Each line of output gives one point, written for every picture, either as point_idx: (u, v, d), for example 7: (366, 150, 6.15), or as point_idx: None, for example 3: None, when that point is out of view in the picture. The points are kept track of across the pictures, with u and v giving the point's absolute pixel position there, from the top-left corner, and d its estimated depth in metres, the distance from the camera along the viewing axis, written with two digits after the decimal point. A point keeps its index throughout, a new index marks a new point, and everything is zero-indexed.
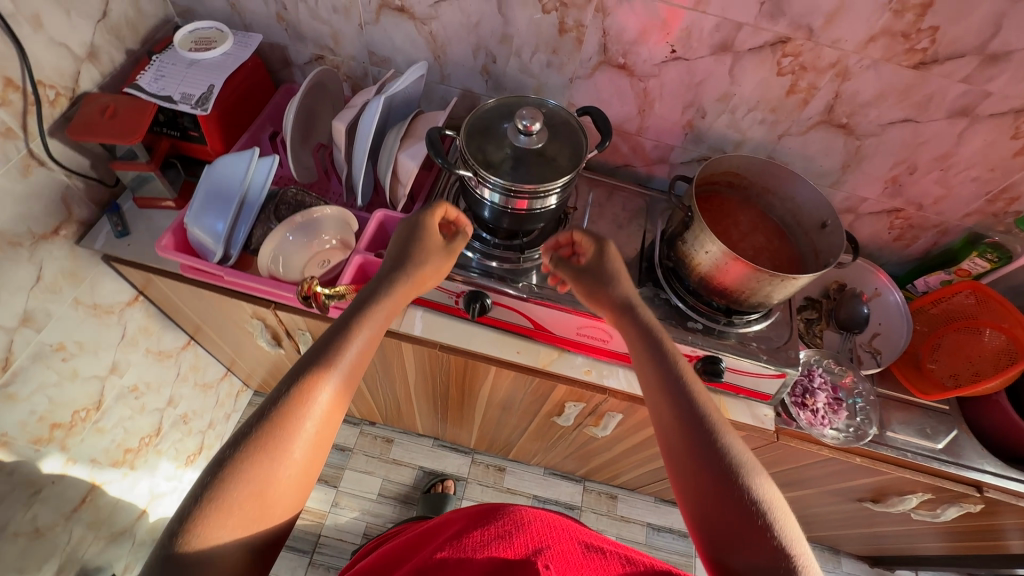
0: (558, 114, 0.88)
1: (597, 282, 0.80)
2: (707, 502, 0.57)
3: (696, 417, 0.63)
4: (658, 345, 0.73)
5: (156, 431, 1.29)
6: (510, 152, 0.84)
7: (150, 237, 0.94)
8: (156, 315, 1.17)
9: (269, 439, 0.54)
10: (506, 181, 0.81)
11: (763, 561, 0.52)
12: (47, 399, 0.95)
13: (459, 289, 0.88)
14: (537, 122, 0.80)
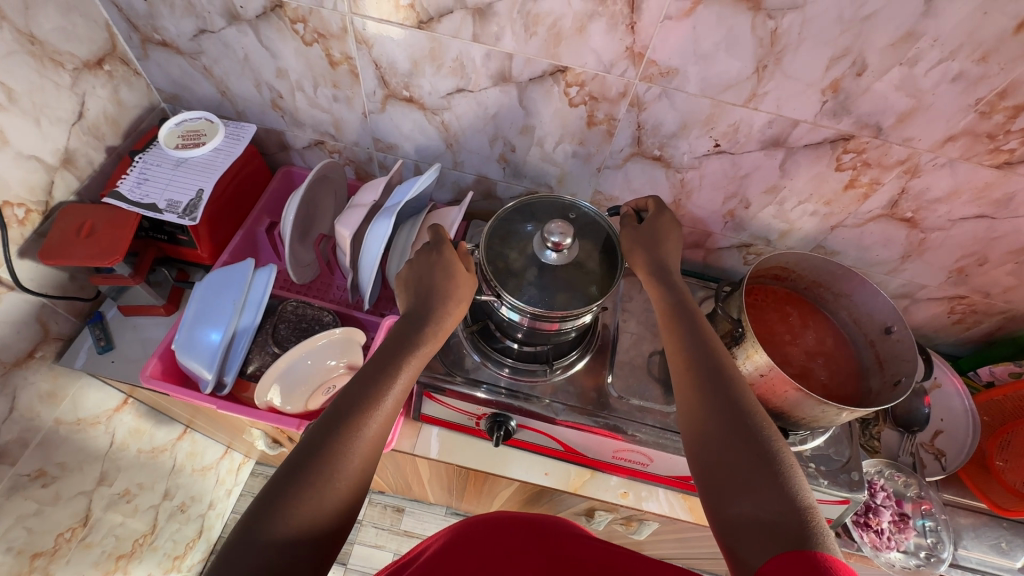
0: (590, 217, 0.80)
1: (647, 240, 0.77)
2: (716, 464, 0.55)
3: (716, 375, 0.62)
4: (689, 313, 0.70)
5: (151, 528, 1.19)
6: (534, 261, 0.75)
7: (137, 350, 0.85)
8: (147, 413, 1.08)
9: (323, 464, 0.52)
10: (534, 298, 0.71)
11: (768, 512, 0.49)
12: (26, 530, 0.86)
13: (481, 411, 0.80)
14: (568, 236, 0.71)
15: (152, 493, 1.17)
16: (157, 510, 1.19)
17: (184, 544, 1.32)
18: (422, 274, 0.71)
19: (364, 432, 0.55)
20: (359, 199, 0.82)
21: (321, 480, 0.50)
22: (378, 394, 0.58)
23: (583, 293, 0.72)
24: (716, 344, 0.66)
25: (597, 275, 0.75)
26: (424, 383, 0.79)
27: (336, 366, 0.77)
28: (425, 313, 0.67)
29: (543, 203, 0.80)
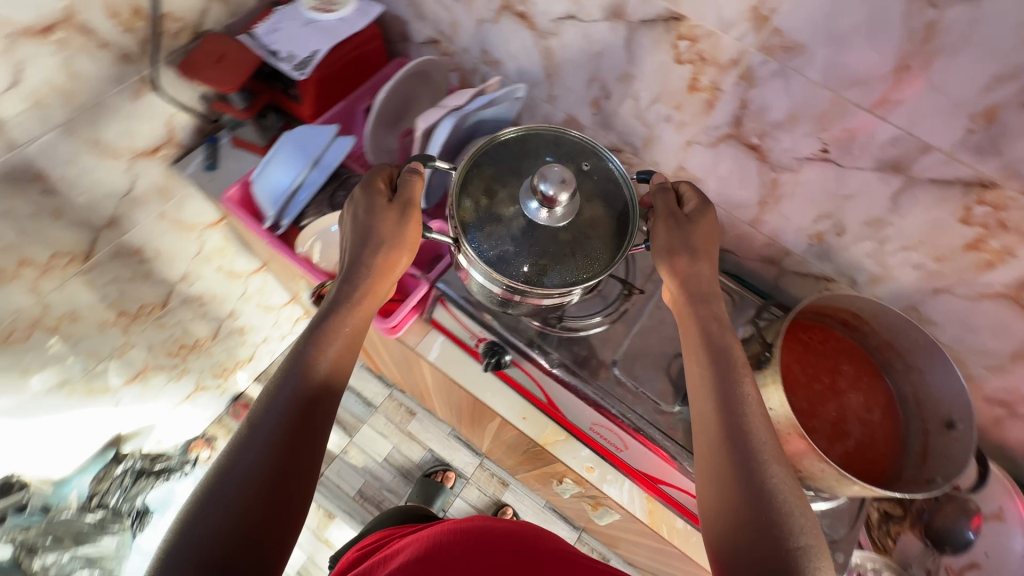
0: (609, 179, 0.70)
1: (682, 235, 0.65)
2: (732, 550, 0.48)
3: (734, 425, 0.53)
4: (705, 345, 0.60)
5: (213, 335, 1.39)
6: (521, 212, 0.66)
7: (233, 178, 0.98)
8: (235, 239, 1.25)
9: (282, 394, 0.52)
10: (504, 252, 0.64)
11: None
12: (118, 290, 1.06)
13: (481, 335, 0.82)
14: (564, 194, 0.61)
15: (221, 307, 1.36)
16: (220, 323, 1.39)
17: (234, 361, 1.50)
18: (369, 216, 0.65)
19: (315, 364, 0.55)
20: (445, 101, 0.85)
21: (258, 445, 0.48)
22: (325, 331, 0.58)
23: (569, 269, 0.64)
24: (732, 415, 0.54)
25: (597, 247, 0.66)
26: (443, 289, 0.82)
27: None
28: (373, 244, 0.64)
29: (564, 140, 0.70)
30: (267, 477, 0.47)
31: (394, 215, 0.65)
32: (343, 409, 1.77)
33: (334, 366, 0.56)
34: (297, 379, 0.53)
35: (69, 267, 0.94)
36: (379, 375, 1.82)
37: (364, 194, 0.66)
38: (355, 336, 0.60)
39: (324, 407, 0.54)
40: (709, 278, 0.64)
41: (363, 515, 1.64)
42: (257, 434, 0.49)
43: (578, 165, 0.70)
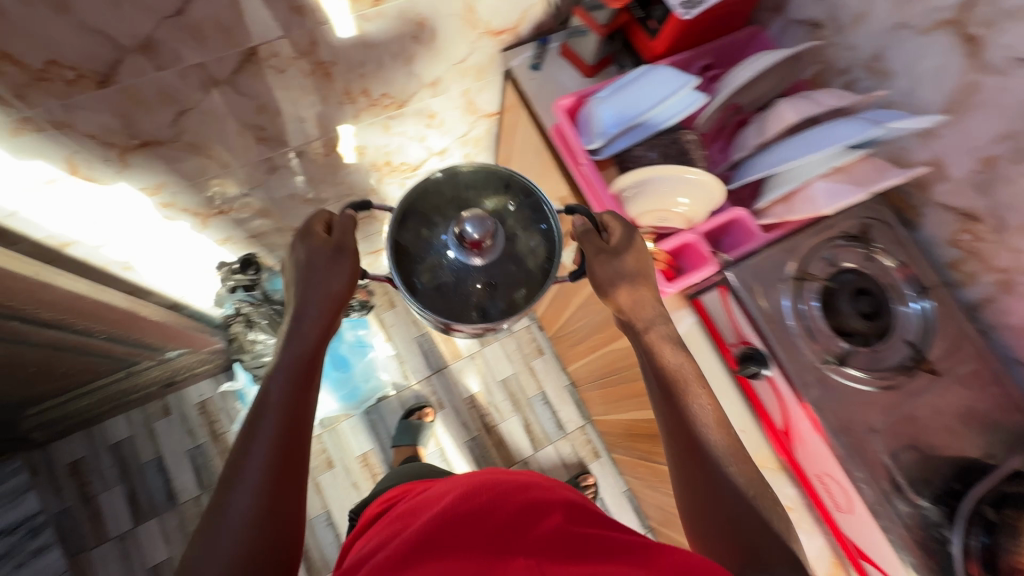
0: (534, 210, 0.73)
1: (619, 267, 0.74)
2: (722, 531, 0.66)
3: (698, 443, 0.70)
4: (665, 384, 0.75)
5: None
6: (446, 253, 0.70)
7: (550, 86, 1.00)
8: (491, 135, 1.29)
9: (257, 410, 0.71)
10: (449, 285, 0.70)
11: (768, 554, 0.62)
12: (398, 143, 1.14)
13: (746, 338, 0.80)
14: (483, 233, 0.65)
15: None
16: None
17: None
18: (314, 254, 0.74)
19: (286, 364, 0.74)
20: (821, 100, 0.80)
21: (237, 493, 0.65)
22: (286, 343, 0.75)
23: (505, 294, 0.70)
24: (695, 433, 0.71)
25: (534, 274, 0.71)
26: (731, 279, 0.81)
27: (681, 205, 0.81)
28: (305, 272, 0.75)
29: (464, 180, 0.73)
30: (280, 440, 0.69)
31: (331, 259, 0.75)
32: None
33: (292, 401, 0.72)
34: (271, 416, 0.70)
35: (385, 109, 1.02)
36: None
37: (306, 242, 0.75)
38: (314, 358, 0.75)
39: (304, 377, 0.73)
40: (648, 302, 0.76)
41: (467, 418, 1.76)
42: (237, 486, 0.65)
43: (505, 208, 0.73)
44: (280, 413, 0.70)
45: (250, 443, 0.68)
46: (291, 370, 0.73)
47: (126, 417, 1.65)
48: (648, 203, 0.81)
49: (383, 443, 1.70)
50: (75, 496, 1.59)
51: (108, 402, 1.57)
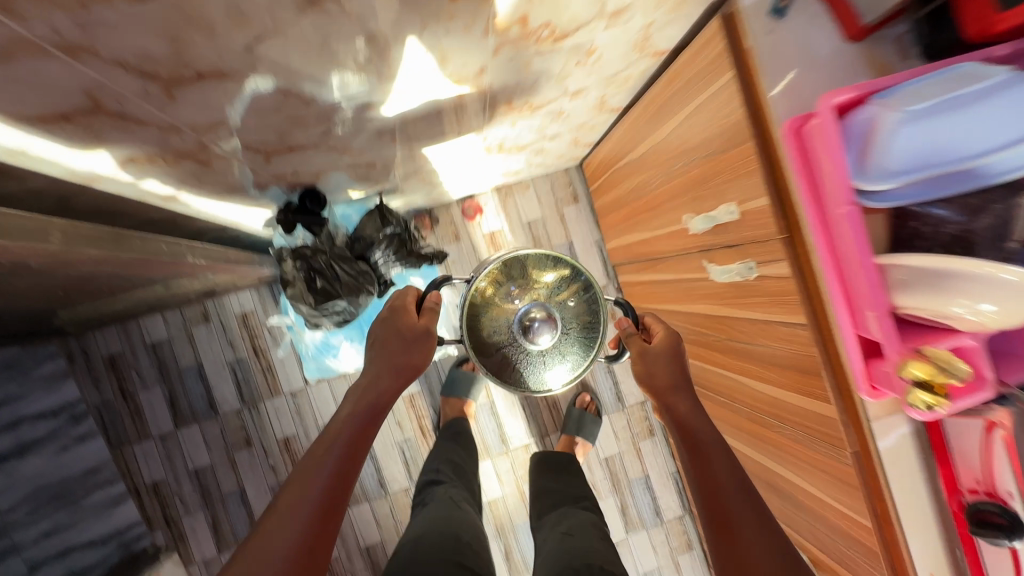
0: (585, 300, 1.11)
1: (670, 359, 0.90)
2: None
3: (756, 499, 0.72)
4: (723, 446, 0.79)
5: (527, 145, 1.19)
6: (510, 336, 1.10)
7: (792, 47, 0.67)
8: (644, 77, 0.96)
9: (340, 419, 0.75)
10: (508, 363, 1.10)
11: None
12: (532, 81, 0.83)
13: (996, 488, 0.63)
14: (542, 332, 1.07)
15: (558, 128, 1.14)
16: (541, 139, 1.18)
17: (511, 164, 1.34)
18: (399, 331, 0.84)
19: (360, 399, 0.78)
20: None
21: (292, 504, 0.65)
22: (378, 377, 0.80)
23: (562, 349, 1.12)
24: (729, 495, 0.73)
25: (579, 331, 1.12)
26: (1009, 419, 0.61)
27: (964, 312, 0.55)
28: (403, 332, 0.84)
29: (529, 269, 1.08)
30: (350, 452, 0.72)
31: (417, 339, 0.84)
32: None
33: (354, 439, 0.73)
34: (340, 440, 0.72)
35: (537, 43, 0.70)
36: (607, 262, 1.65)
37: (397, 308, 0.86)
38: (386, 406, 0.79)
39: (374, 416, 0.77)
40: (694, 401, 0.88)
41: None
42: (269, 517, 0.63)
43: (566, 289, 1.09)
44: (351, 438, 0.73)
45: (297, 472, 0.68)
46: (361, 404, 0.77)
47: (163, 318, 1.54)
48: (933, 295, 0.56)
49: (431, 388, 1.61)
50: (115, 391, 1.54)
51: (143, 307, 1.43)
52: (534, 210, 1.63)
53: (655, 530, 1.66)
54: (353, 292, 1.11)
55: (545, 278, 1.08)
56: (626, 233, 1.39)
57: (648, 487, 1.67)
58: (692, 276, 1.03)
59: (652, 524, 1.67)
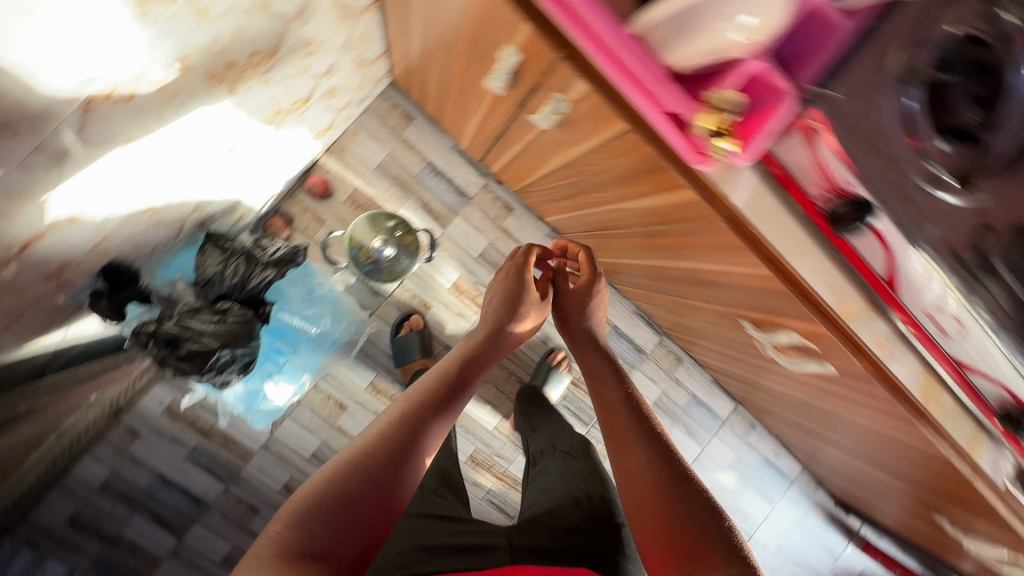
0: (405, 225, 1.43)
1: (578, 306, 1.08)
2: (659, 523, 0.70)
3: (637, 417, 0.87)
4: (623, 388, 0.94)
5: (308, 98, 1.07)
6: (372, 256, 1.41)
7: None
8: None
9: (414, 393, 0.83)
10: (380, 270, 1.42)
11: (689, 522, 0.69)
12: (233, 29, 0.70)
13: (848, 186, 0.60)
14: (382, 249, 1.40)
15: (324, 60, 1.00)
16: (318, 81, 1.05)
17: (317, 129, 1.26)
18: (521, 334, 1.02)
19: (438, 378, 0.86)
20: None
21: (395, 427, 0.75)
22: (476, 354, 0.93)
23: (400, 259, 1.43)
24: (620, 416, 0.88)
25: (405, 246, 1.43)
26: (821, 115, 0.59)
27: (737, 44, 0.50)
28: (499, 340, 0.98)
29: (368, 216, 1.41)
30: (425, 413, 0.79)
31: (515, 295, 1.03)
32: (432, 197, 1.55)
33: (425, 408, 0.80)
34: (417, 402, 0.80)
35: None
36: (474, 161, 1.56)
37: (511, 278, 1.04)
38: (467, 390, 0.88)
39: (448, 398, 0.84)
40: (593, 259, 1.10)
41: (460, 306, 1.59)
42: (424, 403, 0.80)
43: (386, 224, 1.42)
44: (428, 404, 0.80)
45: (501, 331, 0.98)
46: (437, 381, 0.85)
47: (92, 456, 1.41)
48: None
49: (387, 367, 1.55)
50: (98, 543, 1.45)
51: (63, 461, 1.32)
52: (377, 151, 1.51)
53: (645, 364, 1.76)
54: (241, 322, 1.04)
55: (381, 220, 1.42)
56: (470, 126, 1.30)
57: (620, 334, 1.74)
58: (531, 131, 0.97)
59: (639, 360, 1.77)
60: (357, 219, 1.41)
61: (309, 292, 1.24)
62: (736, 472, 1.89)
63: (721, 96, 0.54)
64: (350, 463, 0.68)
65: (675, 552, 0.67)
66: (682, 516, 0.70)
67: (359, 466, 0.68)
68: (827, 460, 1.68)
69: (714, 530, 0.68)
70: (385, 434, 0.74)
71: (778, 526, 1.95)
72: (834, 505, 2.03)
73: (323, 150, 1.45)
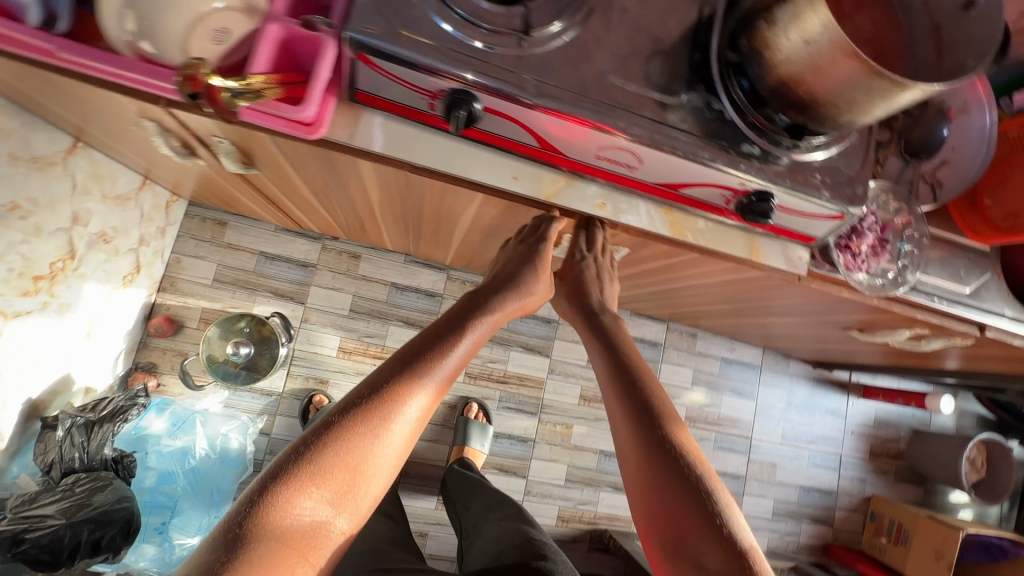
0: (253, 318, 1.44)
1: (576, 285, 0.89)
2: (682, 562, 0.63)
3: (640, 404, 0.75)
4: (619, 357, 0.81)
5: (71, 254, 1.09)
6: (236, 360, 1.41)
7: None
8: (6, 109, 0.86)
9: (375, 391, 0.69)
10: (250, 369, 1.43)
11: (712, 562, 0.61)
12: None
13: (436, 88, 0.61)
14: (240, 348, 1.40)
15: (56, 214, 1.03)
16: (69, 234, 1.07)
17: (121, 276, 1.28)
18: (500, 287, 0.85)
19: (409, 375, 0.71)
20: None
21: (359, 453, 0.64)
22: (446, 343, 0.75)
23: (264, 349, 1.44)
24: (616, 406, 0.77)
25: (264, 335, 1.45)
26: (348, 44, 0.58)
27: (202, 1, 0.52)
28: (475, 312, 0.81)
29: (216, 327, 1.42)
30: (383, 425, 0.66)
31: (516, 269, 0.86)
32: (278, 280, 1.55)
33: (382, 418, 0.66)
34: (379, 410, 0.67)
35: None
36: (301, 231, 1.57)
37: (516, 255, 0.87)
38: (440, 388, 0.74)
39: (416, 407, 0.70)
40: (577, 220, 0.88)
41: (356, 366, 1.57)
42: (422, 353, 0.73)
43: (236, 326, 1.44)
44: (389, 412, 0.67)
45: (495, 292, 0.84)
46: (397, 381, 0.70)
47: None
48: (161, 11, 0.56)
49: None
50: None
51: None
52: (206, 266, 1.51)
53: (560, 331, 1.73)
54: (96, 486, 1.04)
55: (231, 324, 1.43)
56: (257, 203, 1.32)
57: (522, 315, 1.72)
58: (263, 179, 0.99)
59: (554, 330, 1.74)
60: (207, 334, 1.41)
61: (173, 422, 1.28)
62: (702, 387, 1.85)
63: (207, 76, 0.52)
64: (289, 494, 0.60)
65: (661, 535, 0.66)
66: (698, 551, 0.63)
67: (344, 435, 0.64)
68: (766, 332, 1.64)
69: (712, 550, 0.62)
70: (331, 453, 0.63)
71: (769, 417, 1.90)
72: (815, 369, 1.97)
73: (153, 290, 1.45)
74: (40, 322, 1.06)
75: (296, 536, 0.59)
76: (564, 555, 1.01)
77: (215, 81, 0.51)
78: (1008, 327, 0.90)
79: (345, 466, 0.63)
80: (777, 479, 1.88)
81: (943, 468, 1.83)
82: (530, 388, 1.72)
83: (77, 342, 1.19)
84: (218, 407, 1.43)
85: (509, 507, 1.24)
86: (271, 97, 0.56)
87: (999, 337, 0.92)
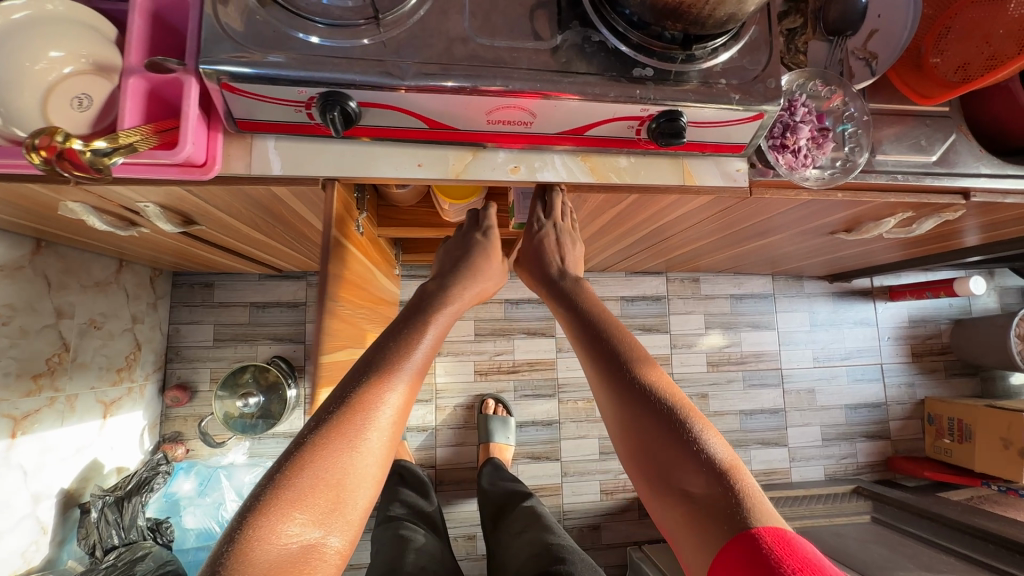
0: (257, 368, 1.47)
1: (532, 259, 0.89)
2: (676, 503, 0.59)
3: (609, 360, 0.72)
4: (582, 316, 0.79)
5: (64, 347, 1.15)
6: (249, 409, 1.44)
7: None
8: None
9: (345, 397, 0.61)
10: (262, 416, 1.45)
11: (700, 493, 0.58)
12: None
13: (306, 97, 0.61)
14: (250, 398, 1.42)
15: (36, 314, 1.08)
16: (56, 329, 1.13)
17: (123, 358, 1.33)
18: (449, 276, 0.84)
19: (377, 377, 0.64)
20: None
21: (342, 465, 0.56)
22: (412, 340, 0.70)
23: (273, 393, 1.48)
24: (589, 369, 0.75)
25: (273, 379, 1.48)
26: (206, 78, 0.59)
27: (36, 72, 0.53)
28: (436, 296, 0.79)
29: (225, 380, 1.44)
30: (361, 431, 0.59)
31: (465, 255, 0.88)
32: (274, 326, 1.59)
33: (352, 422, 0.59)
34: (351, 416, 0.60)
35: None
36: (285, 274, 1.61)
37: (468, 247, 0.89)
38: (414, 384, 0.67)
39: (394, 410, 0.63)
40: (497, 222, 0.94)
41: None
42: (388, 349, 0.67)
43: (242, 377, 1.46)
44: (365, 418, 0.60)
45: (449, 283, 0.83)
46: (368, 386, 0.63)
47: None
48: (20, 93, 0.58)
49: None
50: None
51: None
52: (204, 329, 1.55)
53: None
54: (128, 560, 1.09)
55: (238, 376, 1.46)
56: (229, 257, 1.35)
57: (517, 302, 1.71)
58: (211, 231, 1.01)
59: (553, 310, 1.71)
60: (219, 393, 1.44)
61: (199, 481, 1.38)
62: (717, 329, 1.79)
63: (67, 142, 0.52)
64: (265, 526, 0.51)
65: (647, 476, 0.64)
66: (688, 488, 0.59)
67: (318, 449, 0.56)
68: (767, 258, 1.58)
69: (698, 487, 0.58)
70: (313, 466, 0.55)
71: (795, 344, 1.83)
72: (834, 284, 1.88)
73: (161, 364, 1.51)
74: (50, 418, 1.12)
75: (284, 565, 0.49)
76: (585, 553, 0.98)
77: (73, 147, 0.52)
78: (991, 186, 0.83)
79: (324, 483, 0.55)
80: (819, 404, 1.81)
81: (993, 353, 1.72)
82: (542, 370, 1.71)
83: (94, 430, 1.25)
84: (244, 458, 1.48)
85: (532, 517, 1.15)
86: (146, 147, 0.57)
87: (986, 200, 0.85)
